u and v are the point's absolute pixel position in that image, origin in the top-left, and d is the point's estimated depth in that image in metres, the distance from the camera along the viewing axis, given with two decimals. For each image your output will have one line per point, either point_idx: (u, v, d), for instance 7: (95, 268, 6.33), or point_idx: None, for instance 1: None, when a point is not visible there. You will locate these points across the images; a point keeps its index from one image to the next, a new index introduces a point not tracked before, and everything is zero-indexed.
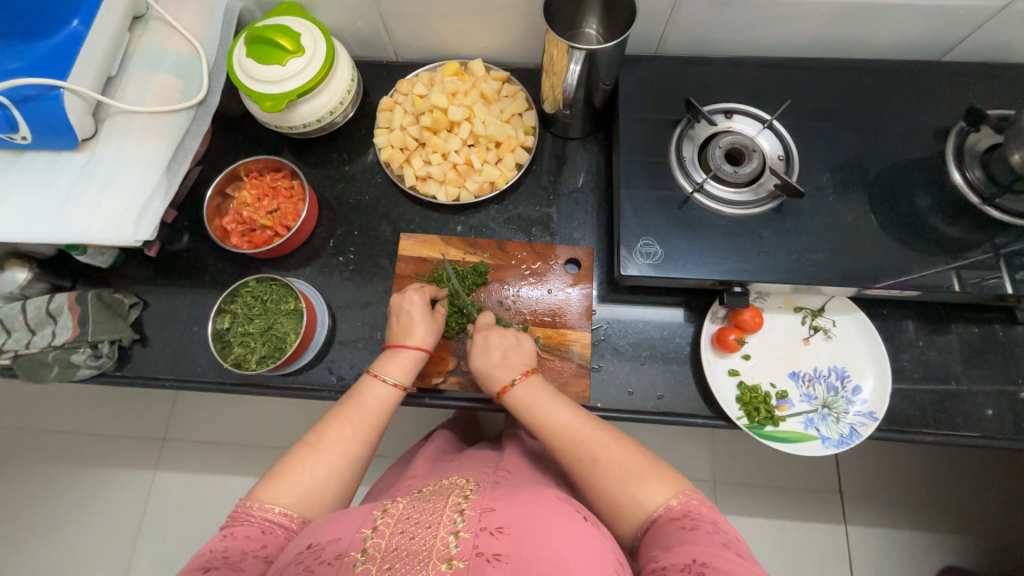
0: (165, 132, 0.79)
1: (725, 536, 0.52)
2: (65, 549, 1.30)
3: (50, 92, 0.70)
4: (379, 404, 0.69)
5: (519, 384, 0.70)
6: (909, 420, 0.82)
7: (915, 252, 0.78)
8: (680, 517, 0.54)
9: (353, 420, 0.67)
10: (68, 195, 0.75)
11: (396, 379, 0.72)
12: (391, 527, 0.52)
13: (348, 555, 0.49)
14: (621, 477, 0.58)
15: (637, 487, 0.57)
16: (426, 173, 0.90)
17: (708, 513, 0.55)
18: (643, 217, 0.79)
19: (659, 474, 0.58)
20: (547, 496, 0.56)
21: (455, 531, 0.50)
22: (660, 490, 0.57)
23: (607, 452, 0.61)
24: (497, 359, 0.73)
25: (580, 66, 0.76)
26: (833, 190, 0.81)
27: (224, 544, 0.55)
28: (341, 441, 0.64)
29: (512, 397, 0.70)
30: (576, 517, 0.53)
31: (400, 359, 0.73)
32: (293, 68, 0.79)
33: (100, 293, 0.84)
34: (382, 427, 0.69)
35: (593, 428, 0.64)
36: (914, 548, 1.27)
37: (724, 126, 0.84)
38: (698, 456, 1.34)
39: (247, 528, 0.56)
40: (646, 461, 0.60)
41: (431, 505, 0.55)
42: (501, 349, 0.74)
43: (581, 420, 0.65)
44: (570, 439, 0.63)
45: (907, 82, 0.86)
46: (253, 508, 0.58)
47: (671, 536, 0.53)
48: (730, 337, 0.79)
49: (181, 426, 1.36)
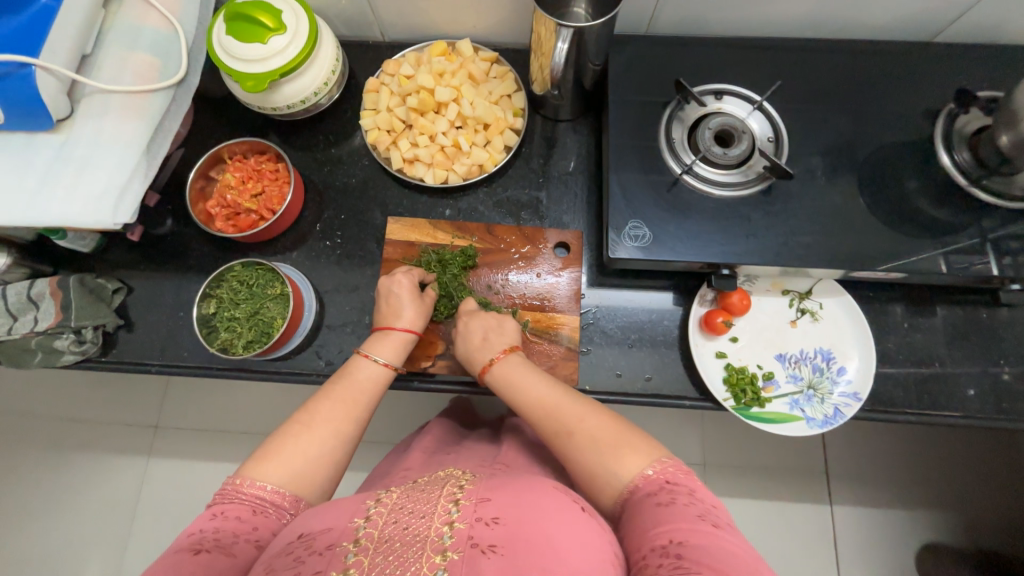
0: (144, 112, 0.77)
1: (701, 507, 0.52)
2: (59, 535, 1.30)
3: (21, 70, 0.68)
4: (369, 384, 0.70)
5: (499, 361, 0.72)
6: (893, 400, 0.83)
7: (902, 234, 0.78)
8: (657, 491, 0.54)
9: (343, 399, 0.67)
10: (44, 177, 0.73)
11: (386, 359, 0.73)
12: (383, 517, 0.52)
13: (340, 545, 0.50)
14: (596, 449, 0.59)
15: (612, 459, 0.58)
16: (413, 156, 0.89)
17: (685, 483, 0.55)
18: (632, 200, 0.79)
19: (633, 444, 0.59)
20: (542, 486, 0.56)
21: (449, 522, 0.50)
22: (635, 460, 0.57)
23: (581, 423, 0.62)
24: (478, 341, 0.74)
25: (568, 45, 0.74)
26: (822, 173, 0.80)
27: (215, 524, 0.55)
28: (333, 420, 0.64)
29: (491, 374, 0.71)
30: (571, 506, 0.54)
31: (389, 340, 0.74)
32: (274, 46, 0.77)
33: (83, 278, 0.83)
34: (373, 407, 0.69)
35: (570, 401, 0.65)
36: (896, 526, 1.30)
37: (714, 107, 0.83)
38: (687, 439, 1.35)
39: (237, 508, 0.56)
40: (622, 433, 0.60)
41: (426, 495, 0.56)
42: (483, 330, 0.75)
43: (557, 393, 0.66)
44: (547, 412, 0.64)
45: (899, 63, 0.85)
46: (242, 486, 0.58)
47: (648, 513, 0.53)
48: (718, 319, 0.79)
49: (172, 413, 1.36)
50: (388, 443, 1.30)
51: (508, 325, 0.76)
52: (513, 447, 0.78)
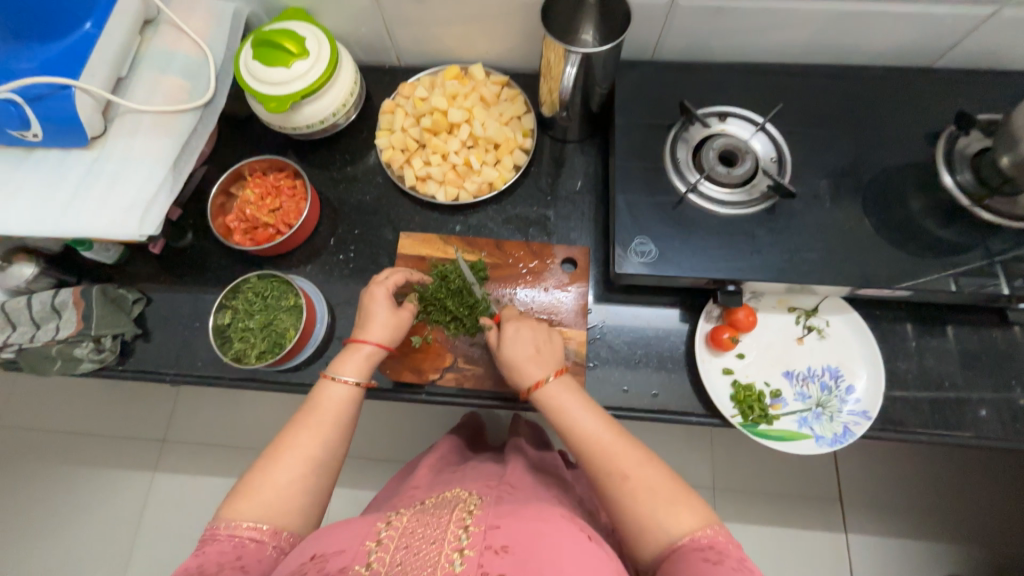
0: (172, 130, 0.81)
1: (748, 573, 0.53)
2: (63, 546, 1.30)
3: (62, 91, 0.72)
4: (333, 405, 0.69)
5: (551, 383, 0.70)
6: (902, 420, 0.83)
7: (906, 253, 0.79)
8: (704, 549, 0.54)
9: (310, 426, 0.66)
10: (76, 191, 0.77)
11: (350, 376, 0.71)
12: (395, 542, 0.52)
13: (352, 568, 0.50)
14: (651, 502, 0.58)
15: (665, 514, 0.58)
16: (426, 173, 0.92)
17: (735, 549, 0.55)
18: (638, 217, 0.81)
19: (688, 503, 0.59)
20: (550, 514, 0.56)
21: (460, 548, 0.51)
22: (692, 519, 0.57)
23: (637, 470, 0.61)
24: (529, 352, 0.72)
25: (576, 69, 0.78)
26: (826, 193, 0.82)
27: (198, 562, 0.55)
28: (300, 448, 0.64)
29: (543, 394, 0.69)
30: (579, 535, 0.54)
31: (355, 356, 0.72)
32: (297, 70, 0.81)
33: (106, 287, 0.86)
34: (345, 427, 0.69)
35: (622, 443, 0.63)
36: (913, 555, 1.26)
37: (717, 128, 0.85)
38: (695, 460, 1.33)
39: (221, 547, 0.57)
40: (679, 489, 0.60)
41: (436, 518, 0.56)
42: (534, 343, 0.73)
43: (609, 432, 0.65)
44: (598, 453, 0.63)
45: (899, 88, 0.88)
46: (221, 529, 0.58)
47: (693, 568, 0.53)
48: (724, 335, 0.80)
49: (180, 425, 1.37)
50: (392, 459, 1.29)
51: (557, 342, 0.75)
52: (520, 467, 0.78)
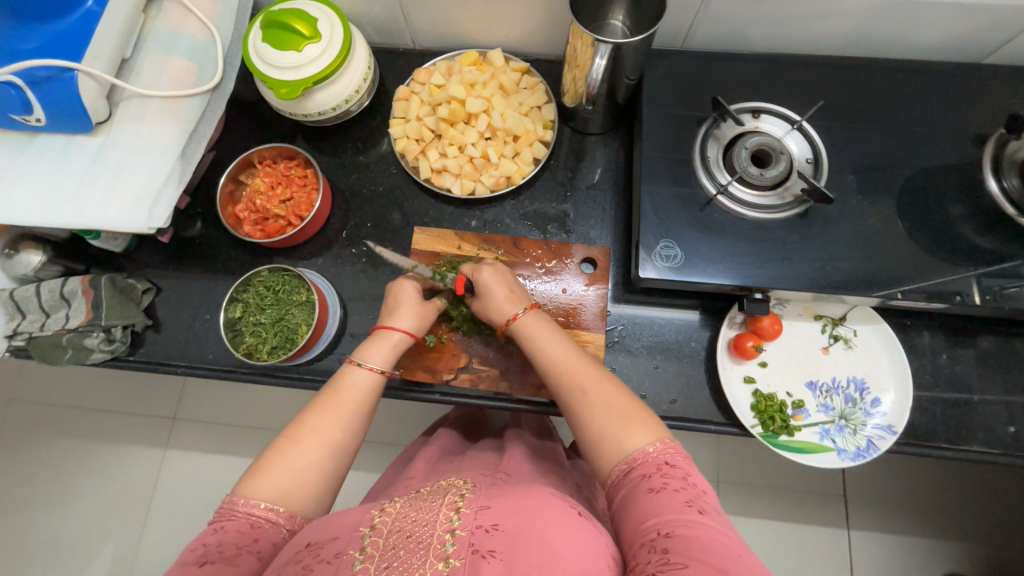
0: (180, 117, 0.78)
1: (691, 493, 0.51)
2: (78, 521, 1.33)
3: (64, 74, 0.69)
4: (357, 392, 0.68)
5: (525, 316, 0.71)
6: (927, 434, 0.80)
7: (944, 263, 0.75)
8: (651, 472, 0.54)
9: (330, 410, 0.65)
10: (82, 179, 0.74)
11: (374, 364, 0.70)
12: (388, 526, 0.52)
13: (347, 554, 0.49)
14: (607, 414, 0.59)
15: (619, 428, 0.58)
16: (442, 166, 0.88)
17: (681, 466, 0.54)
18: (663, 218, 0.77)
19: (642, 418, 0.58)
20: (541, 493, 0.55)
21: (450, 529, 0.50)
22: (642, 435, 0.57)
23: (596, 386, 0.62)
24: (505, 293, 0.73)
25: (605, 60, 0.73)
26: (861, 197, 0.78)
27: (215, 538, 0.55)
28: (320, 433, 0.63)
29: (520, 324, 0.71)
30: (571, 514, 0.52)
31: (384, 343, 0.72)
32: (309, 54, 0.77)
33: (114, 277, 0.84)
34: (365, 415, 0.67)
35: (584, 363, 0.65)
36: (918, 557, 1.26)
37: (751, 126, 0.81)
38: (703, 456, 1.33)
39: (237, 523, 0.56)
40: (634, 406, 0.60)
41: (428, 503, 0.55)
42: (507, 283, 0.75)
43: (574, 353, 0.66)
44: (562, 372, 0.65)
45: (945, 85, 0.82)
46: (238, 504, 0.57)
47: (639, 503, 0.52)
48: (748, 344, 0.78)
49: (190, 408, 1.38)
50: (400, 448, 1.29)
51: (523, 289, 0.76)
52: (517, 454, 0.77)
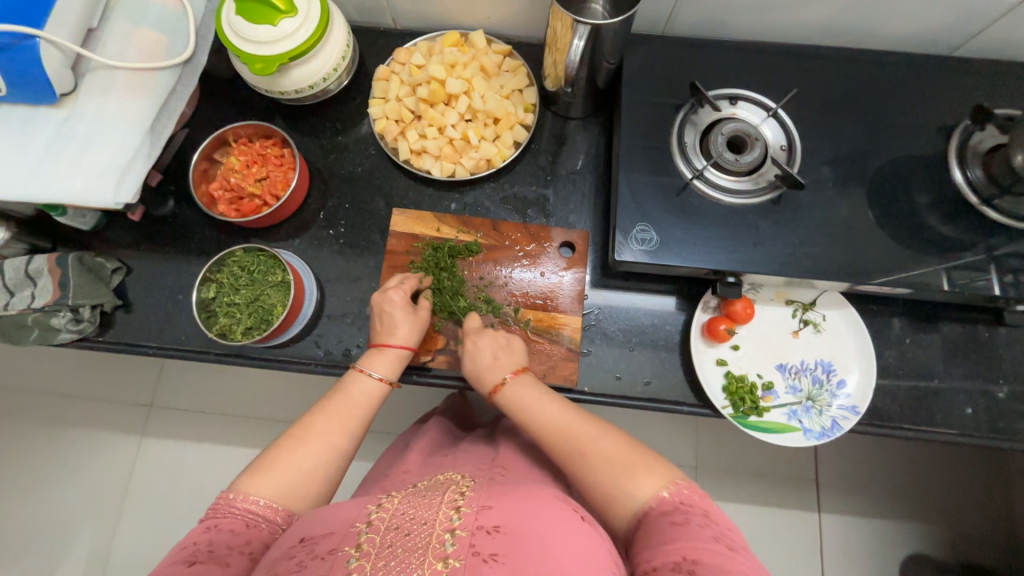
0: (149, 89, 0.76)
1: (715, 529, 0.52)
2: (50, 508, 1.30)
3: (25, 42, 0.66)
4: (365, 399, 0.69)
5: (510, 382, 0.71)
6: (889, 415, 0.83)
7: (909, 249, 0.77)
8: (672, 511, 0.54)
9: (339, 413, 0.67)
10: (46, 152, 0.72)
11: (382, 373, 0.72)
12: (385, 523, 0.52)
13: (342, 550, 0.49)
14: (611, 469, 0.59)
15: (626, 479, 0.58)
16: (421, 147, 0.88)
17: (699, 504, 0.55)
18: (640, 202, 0.78)
19: (647, 466, 0.59)
20: (543, 493, 0.56)
21: (450, 528, 0.50)
22: (650, 482, 0.57)
23: (592, 443, 0.62)
24: (490, 361, 0.74)
25: (584, 41, 0.73)
26: (833, 185, 0.80)
27: (207, 537, 0.54)
28: (327, 433, 0.64)
29: (503, 395, 0.71)
30: (573, 516, 0.53)
31: (385, 356, 0.73)
32: (284, 29, 0.75)
33: (81, 256, 0.82)
34: (369, 420, 0.69)
35: (580, 422, 0.64)
36: (883, 537, 1.31)
37: (727, 112, 0.82)
38: (680, 442, 1.36)
39: (231, 521, 0.56)
40: (636, 453, 0.60)
41: (427, 500, 0.55)
42: (494, 350, 0.75)
43: (567, 414, 0.66)
44: (558, 436, 0.64)
45: (915, 76, 0.84)
46: (235, 500, 0.57)
47: (661, 532, 0.52)
48: (720, 327, 0.79)
49: (166, 393, 1.35)
50: (381, 435, 1.29)
51: (517, 343, 0.77)
52: (512, 447, 0.77)
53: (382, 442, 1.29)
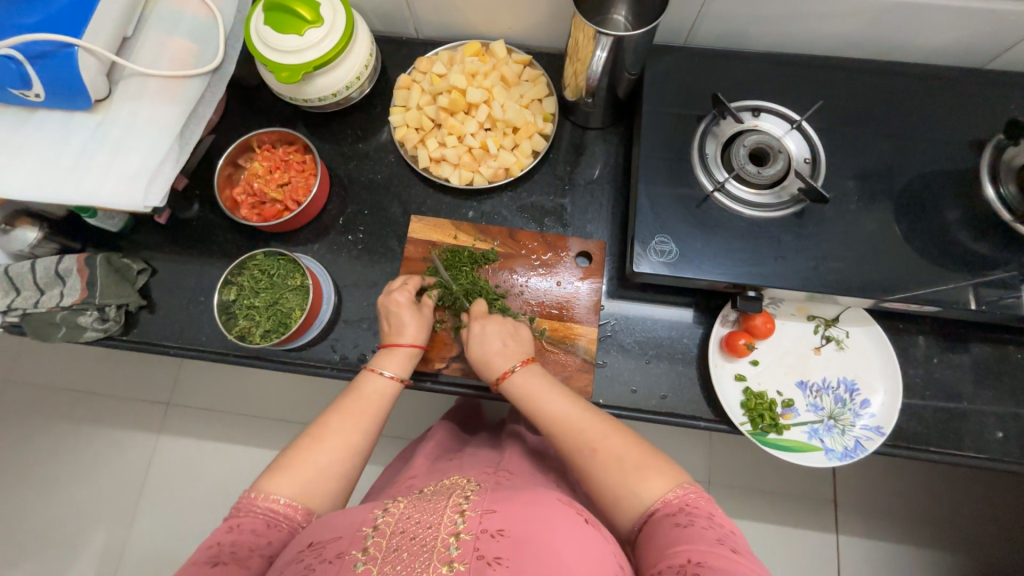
0: (179, 97, 0.78)
1: (720, 531, 0.51)
2: (70, 500, 1.33)
3: (65, 50, 0.69)
4: (378, 396, 0.69)
5: (519, 372, 0.71)
6: (915, 437, 0.81)
7: (938, 267, 0.75)
8: (676, 513, 0.54)
9: (352, 412, 0.67)
10: (80, 156, 0.74)
11: (393, 372, 0.72)
12: (391, 526, 0.52)
13: (349, 554, 0.49)
14: (620, 469, 0.58)
15: (634, 479, 0.57)
16: (440, 156, 0.88)
17: (704, 507, 0.54)
18: (660, 214, 0.77)
19: (657, 467, 0.58)
20: (549, 498, 0.55)
21: (455, 532, 0.50)
22: (658, 482, 0.57)
23: (604, 441, 0.61)
24: (499, 347, 0.74)
25: (606, 53, 0.73)
26: (859, 199, 0.78)
27: (230, 537, 0.55)
28: (343, 432, 0.64)
29: (510, 383, 0.70)
30: (576, 518, 0.53)
31: (397, 356, 0.73)
32: (310, 39, 0.77)
33: (109, 256, 0.84)
34: (383, 419, 0.69)
35: (590, 418, 0.64)
36: (905, 562, 1.27)
37: (750, 124, 0.81)
38: (694, 456, 1.33)
39: (254, 521, 0.56)
40: (647, 455, 0.59)
41: (432, 505, 0.55)
42: (501, 338, 0.75)
43: (578, 410, 0.66)
44: (568, 429, 0.64)
45: (945, 90, 0.82)
46: (258, 500, 0.58)
47: (666, 534, 0.52)
48: (740, 342, 0.78)
49: (183, 392, 1.38)
50: (392, 439, 1.29)
51: (524, 333, 0.77)
52: (517, 453, 0.76)
53: (393, 447, 1.29)
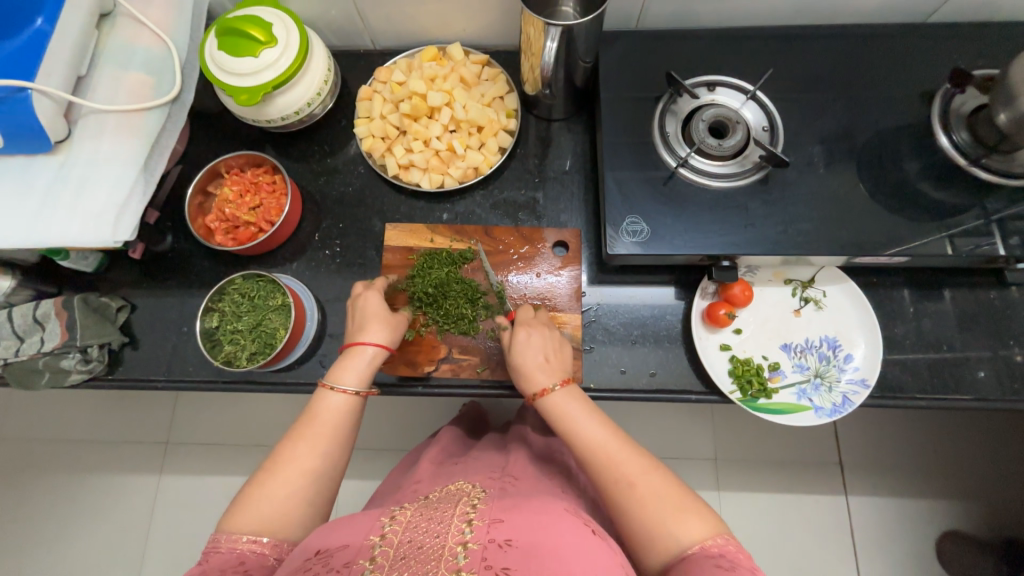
0: (140, 130, 0.78)
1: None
2: (75, 550, 1.31)
3: (17, 95, 0.68)
4: (332, 415, 0.66)
5: (559, 391, 0.69)
6: (901, 386, 0.82)
7: (903, 218, 0.77)
8: (715, 555, 0.53)
9: (306, 437, 0.64)
10: (44, 199, 0.74)
11: (350, 379, 0.69)
12: (399, 535, 0.52)
13: (356, 562, 0.49)
14: (658, 508, 0.57)
15: (673, 520, 0.56)
16: (408, 161, 0.89)
17: (741, 553, 0.54)
18: (628, 195, 0.78)
19: (695, 509, 0.57)
20: (555, 508, 0.56)
21: (464, 542, 0.50)
22: (696, 525, 0.56)
23: (643, 474, 0.60)
24: (540, 361, 0.71)
25: (557, 43, 0.74)
26: (821, 161, 0.80)
27: (199, 571, 0.55)
28: (298, 460, 0.62)
29: (550, 400, 0.68)
30: (584, 530, 0.53)
31: (356, 358, 0.71)
32: (266, 59, 0.78)
33: (87, 297, 0.83)
34: (340, 437, 0.66)
35: (628, 449, 0.62)
36: (914, 515, 1.28)
37: (706, 99, 0.83)
38: (697, 434, 1.34)
39: (220, 560, 0.56)
40: (682, 494, 0.58)
41: (441, 514, 0.55)
42: (543, 352, 0.72)
43: (615, 437, 0.63)
44: (600, 455, 0.62)
45: (892, 47, 0.85)
46: (221, 542, 0.57)
47: (701, 573, 0.51)
48: (720, 312, 0.79)
49: (181, 428, 1.37)
50: (394, 452, 1.28)
51: (565, 351, 0.75)
52: (522, 458, 0.76)
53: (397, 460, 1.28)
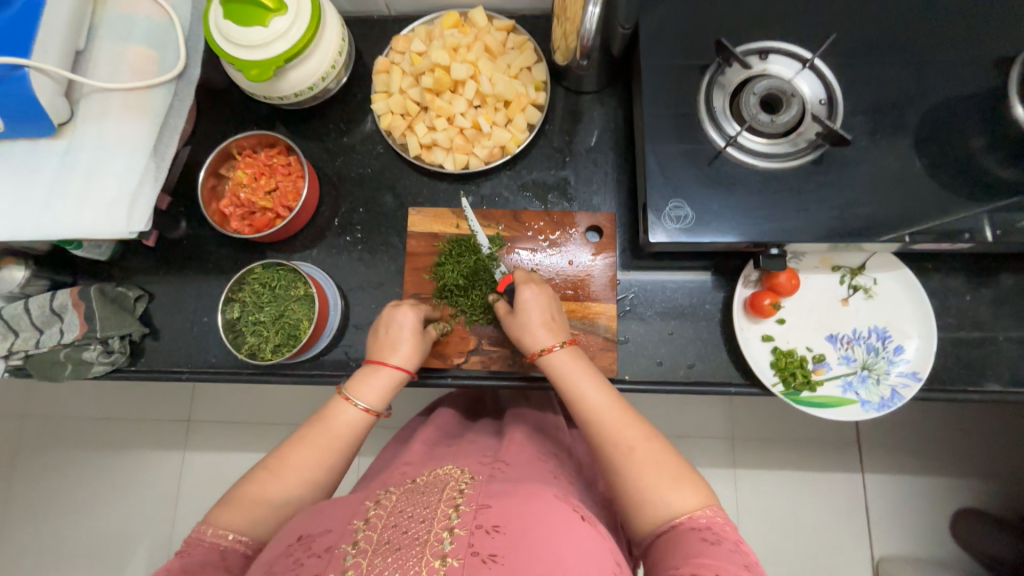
0: (147, 110, 0.73)
1: (746, 557, 0.48)
2: (107, 525, 1.35)
3: (14, 73, 0.63)
4: (348, 430, 0.64)
5: (561, 350, 0.66)
6: (951, 377, 0.79)
7: (970, 200, 0.71)
8: (703, 530, 0.50)
9: (319, 447, 0.62)
10: (52, 185, 0.70)
11: (369, 403, 0.65)
12: (383, 520, 0.50)
13: (338, 547, 0.48)
14: (654, 473, 0.54)
15: (667, 487, 0.53)
16: (431, 140, 0.83)
17: (731, 531, 0.51)
18: (670, 177, 0.73)
19: (691, 480, 0.54)
20: (547, 492, 0.52)
21: (449, 527, 0.47)
22: (690, 497, 0.53)
23: (644, 442, 0.57)
24: (542, 319, 0.68)
25: (598, 7, 0.67)
26: (881, 137, 0.73)
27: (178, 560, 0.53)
28: (305, 467, 0.60)
29: (554, 358, 0.65)
30: (573, 516, 0.50)
31: (379, 379, 0.67)
32: (276, 29, 0.71)
33: (103, 287, 0.80)
34: (351, 453, 0.64)
35: (630, 416, 0.59)
36: (937, 494, 1.28)
37: (757, 69, 0.76)
38: (720, 414, 1.33)
39: (202, 554, 0.53)
40: (679, 466, 0.55)
41: (426, 497, 0.52)
42: (544, 311, 0.69)
43: (619, 404, 0.60)
44: (602, 419, 0.59)
45: (966, 5, 0.76)
46: (204, 534, 0.55)
47: (688, 546, 0.48)
48: (765, 302, 0.75)
49: (202, 408, 1.37)
50: None
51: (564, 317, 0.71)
52: (520, 436, 0.71)
53: None
